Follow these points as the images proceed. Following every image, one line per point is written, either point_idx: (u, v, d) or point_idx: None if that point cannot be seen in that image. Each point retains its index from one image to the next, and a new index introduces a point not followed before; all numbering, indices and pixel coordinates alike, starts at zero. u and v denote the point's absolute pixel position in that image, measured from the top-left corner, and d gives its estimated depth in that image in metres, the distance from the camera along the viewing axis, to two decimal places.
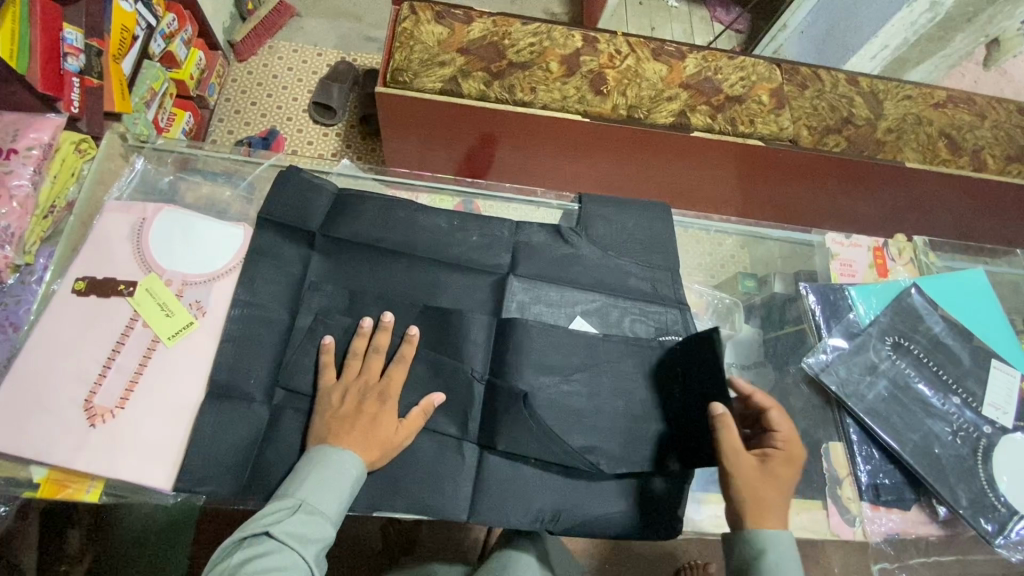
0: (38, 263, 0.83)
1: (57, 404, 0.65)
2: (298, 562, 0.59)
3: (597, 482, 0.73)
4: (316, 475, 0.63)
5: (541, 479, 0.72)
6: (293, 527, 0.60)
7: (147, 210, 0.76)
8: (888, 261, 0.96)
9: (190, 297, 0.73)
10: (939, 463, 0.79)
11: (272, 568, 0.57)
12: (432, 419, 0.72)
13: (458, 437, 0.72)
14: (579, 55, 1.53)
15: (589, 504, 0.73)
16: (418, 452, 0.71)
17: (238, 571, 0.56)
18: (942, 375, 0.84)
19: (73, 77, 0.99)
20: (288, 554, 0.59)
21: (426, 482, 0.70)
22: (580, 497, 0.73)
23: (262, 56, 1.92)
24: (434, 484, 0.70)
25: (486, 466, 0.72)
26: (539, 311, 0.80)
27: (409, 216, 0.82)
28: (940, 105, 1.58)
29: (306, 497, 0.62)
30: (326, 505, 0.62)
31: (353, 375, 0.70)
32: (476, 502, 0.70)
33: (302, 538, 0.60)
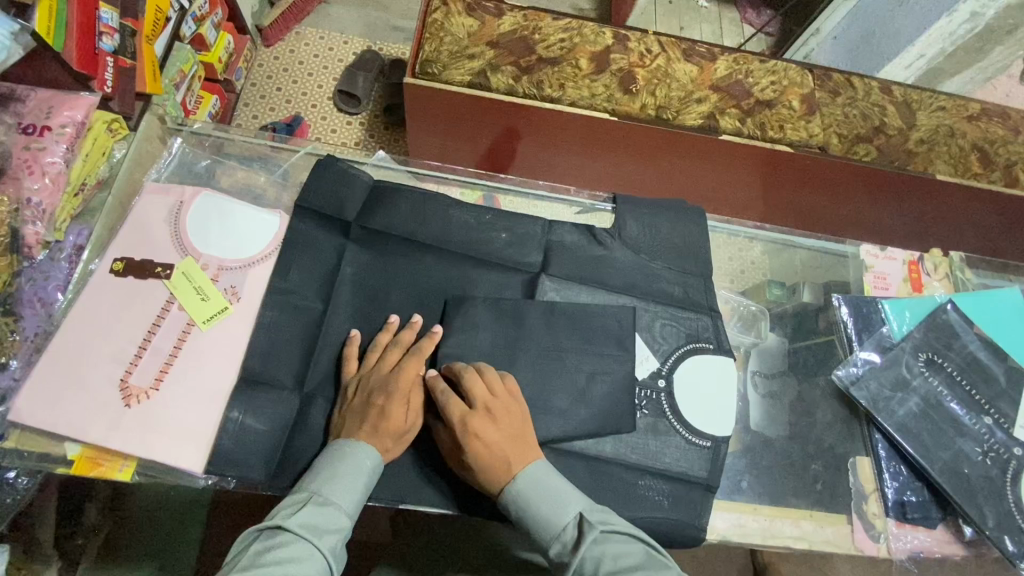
0: (68, 239, 0.84)
1: (93, 383, 0.66)
2: (315, 554, 0.57)
3: (622, 485, 0.73)
4: (329, 468, 0.64)
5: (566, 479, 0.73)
6: (307, 518, 0.60)
7: (186, 193, 0.76)
8: (923, 275, 0.94)
9: (225, 282, 0.73)
10: (968, 483, 0.77)
11: (289, 558, 0.56)
12: None
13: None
14: (609, 53, 1.51)
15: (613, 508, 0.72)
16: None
17: (253, 559, 0.55)
18: (975, 395, 0.82)
19: (107, 56, 1.00)
20: (305, 544, 0.58)
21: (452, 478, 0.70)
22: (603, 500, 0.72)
23: (288, 42, 1.92)
24: (460, 479, 0.71)
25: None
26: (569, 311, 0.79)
27: (442, 209, 0.81)
28: (974, 117, 1.56)
29: (319, 489, 0.62)
30: (340, 496, 0.62)
31: (370, 366, 0.70)
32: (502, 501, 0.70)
33: (318, 529, 0.60)
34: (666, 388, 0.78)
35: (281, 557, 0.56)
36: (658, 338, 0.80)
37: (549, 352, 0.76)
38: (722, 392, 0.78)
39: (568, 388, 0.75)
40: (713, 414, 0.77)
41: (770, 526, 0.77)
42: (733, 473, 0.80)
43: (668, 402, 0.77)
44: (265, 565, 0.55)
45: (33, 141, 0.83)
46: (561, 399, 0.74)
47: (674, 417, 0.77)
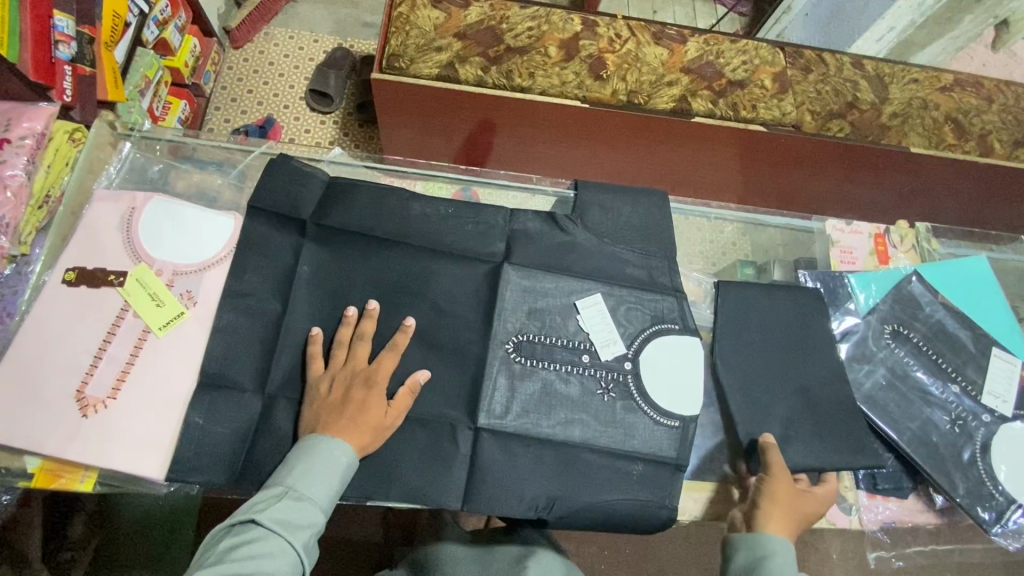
0: (33, 253, 0.83)
1: (50, 395, 0.65)
2: (287, 549, 0.58)
3: (589, 470, 0.73)
4: (306, 463, 0.63)
5: (535, 468, 0.72)
6: (282, 513, 0.60)
7: (137, 199, 0.75)
8: (890, 248, 0.94)
9: (180, 286, 0.72)
10: (936, 451, 0.77)
11: (259, 554, 0.56)
12: (425, 409, 0.73)
13: (453, 425, 0.72)
14: (578, 39, 1.50)
15: (584, 490, 0.72)
16: (412, 440, 0.71)
17: (222, 558, 0.55)
18: (942, 363, 0.82)
19: (65, 65, 0.99)
20: (278, 537, 0.58)
21: (417, 473, 0.70)
22: (574, 485, 0.72)
23: (257, 42, 1.90)
24: (426, 474, 0.70)
25: (477, 457, 0.72)
26: (534, 301, 0.79)
27: (401, 204, 0.81)
28: (947, 88, 1.56)
29: (294, 484, 0.62)
30: (315, 491, 0.62)
31: (340, 363, 0.70)
32: (470, 492, 0.71)
33: (291, 524, 0.60)
34: (632, 370, 0.78)
35: (254, 550, 0.56)
36: (623, 320, 0.79)
37: (512, 338, 0.77)
38: (687, 372, 0.78)
39: (531, 376, 0.75)
40: (682, 395, 0.77)
41: None
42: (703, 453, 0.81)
43: (637, 386, 0.77)
44: (235, 561, 0.55)
45: None
46: (524, 387, 0.75)
47: (641, 398, 0.76)
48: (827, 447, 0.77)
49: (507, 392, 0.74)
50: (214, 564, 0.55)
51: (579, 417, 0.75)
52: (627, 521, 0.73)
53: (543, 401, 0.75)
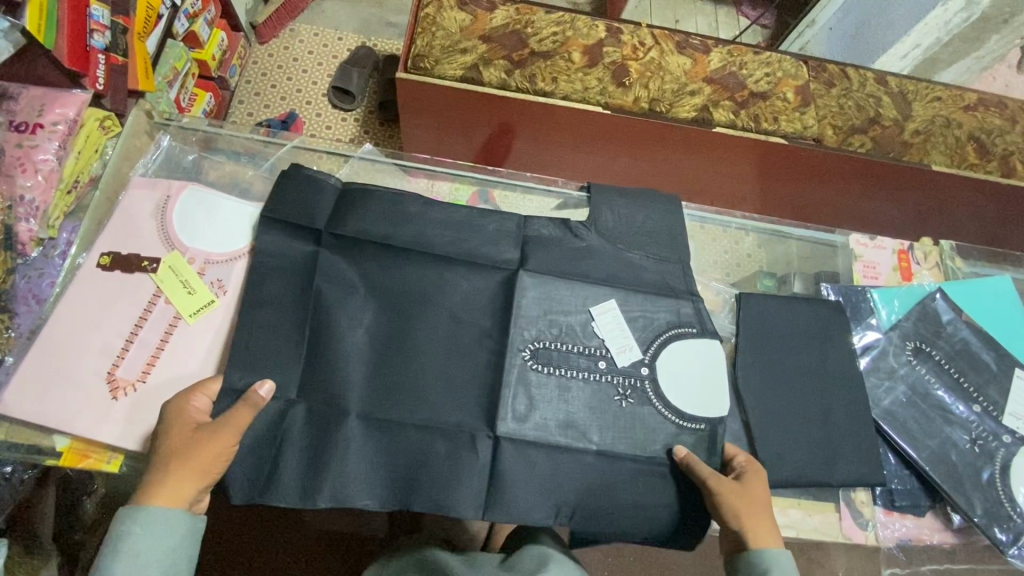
0: (60, 237, 0.85)
1: (81, 376, 0.66)
2: None
3: (612, 484, 0.73)
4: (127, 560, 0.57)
5: (558, 475, 0.73)
6: None
7: (172, 187, 0.77)
8: (913, 265, 0.94)
9: (212, 275, 0.73)
10: (956, 471, 0.76)
11: None
12: (443, 406, 0.73)
13: (470, 424, 0.73)
14: (602, 46, 1.51)
15: (607, 499, 0.73)
16: (429, 438, 0.71)
17: None
18: (963, 382, 0.81)
19: (99, 53, 1.01)
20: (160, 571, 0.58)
21: (433, 474, 0.70)
22: (596, 496, 0.72)
23: (282, 38, 1.92)
24: (443, 477, 0.70)
25: (499, 470, 0.72)
26: (552, 305, 0.79)
27: (425, 204, 0.82)
28: (970, 107, 1.55)
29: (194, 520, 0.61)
30: None
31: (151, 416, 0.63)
32: (493, 502, 0.70)
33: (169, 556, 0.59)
34: (649, 376, 0.78)
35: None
36: (641, 327, 0.80)
37: (529, 347, 0.77)
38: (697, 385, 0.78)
39: (551, 384, 0.76)
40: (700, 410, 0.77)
41: None
42: None
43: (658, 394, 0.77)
44: None
45: (24, 139, 0.84)
46: (542, 393, 0.75)
47: (658, 400, 0.77)
48: (843, 461, 0.77)
49: (525, 393, 0.75)
50: None
51: (598, 428, 0.75)
52: (651, 536, 0.74)
53: (562, 409, 0.75)
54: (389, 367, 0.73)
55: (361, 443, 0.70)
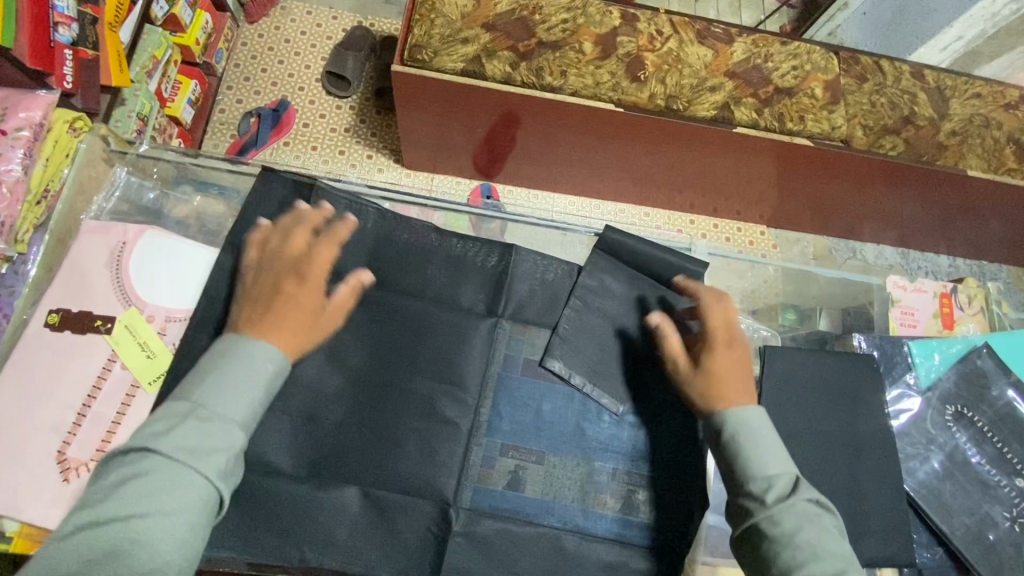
0: (31, 252, 0.78)
1: (25, 455, 0.59)
2: (194, 478, 0.50)
3: (595, 561, 0.67)
4: (216, 377, 0.56)
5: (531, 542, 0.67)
6: (181, 437, 0.51)
7: (128, 233, 0.69)
8: (956, 310, 0.88)
9: (172, 336, 0.66)
10: (994, 552, 0.69)
11: (154, 489, 0.48)
12: (421, 473, 0.67)
13: (438, 486, 0.67)
14: (616, 35, 1.38)
15: (564, 568, 0.67)
16: (386, 506, 0.65)
17: (115, 489, 0.48)
18: (1007, 453, 0.74)
19: (67, 49, 0.92)
20: (151, 514, 0.47)
21: (376, 542, 0.64)
22: (561, 566, 0.67)
23: (273, 18, 1.79)
24: (388, 546, 0.64)
25: (448, 557, 0.65)
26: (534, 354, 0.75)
27: (415, 238, 0.76)
28: (1012, 105, 1.43)
29: (203, 401, 0.54)
30: (223, 406, 0.54)
31: None
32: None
33: (195, 448, 0.51)
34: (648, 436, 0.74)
35: (75, 527, 0.47)
36: (601, 372, 0.75)
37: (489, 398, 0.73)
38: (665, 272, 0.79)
39: (532, 455, 0.71)
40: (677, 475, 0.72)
41: None
42: None
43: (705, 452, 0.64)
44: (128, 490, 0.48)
45: None
46: (516, 461, 0.71)
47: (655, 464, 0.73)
48: (871, 540, 0.70)
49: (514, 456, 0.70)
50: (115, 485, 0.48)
51: (560, 493, 0.70)
52: None
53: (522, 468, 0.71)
54: (355, 411, 0.68)
55: (306, 501, 0.64)
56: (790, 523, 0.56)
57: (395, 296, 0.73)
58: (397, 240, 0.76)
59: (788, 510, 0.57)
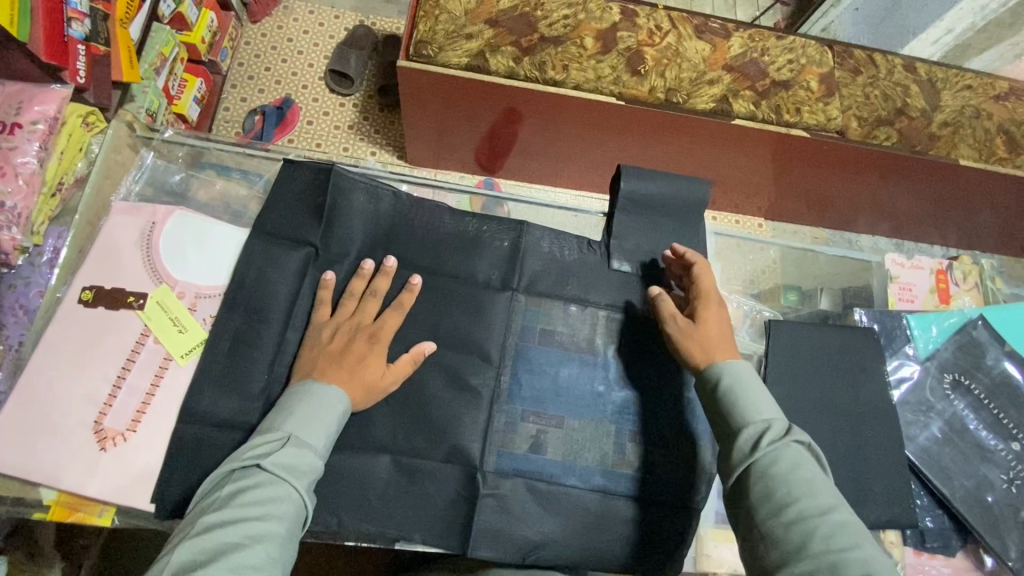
0: (46, 243, 0.82)
1: (65, 424, 0.62)
2: (291, 494, 0.56)
3: (614, 522, 0.71)
4: (303, 408, 0.62)
5: (548, 506, 0.70)
6: (282, 458, 0.58)
7: (158, 213, 0.72)
8: (951, 286, 0.91)
9: (203, 311, 0.69)
10: (991, 512, 0.73)
11: (261, 500, 0.55)
12: (441, 442, 0.70)
13: (459, 455, 0.70)
14: (616, 30, 1.42)
15: (581, 529, 0.70)
16: (412, 472, 0.69)
17: (228, 503, 0.55)
18: (1004, 419, 0.77)
19: (78, 44, 0.94)
20: (264, 523, 0.53)
21: (404, 504, 0.68)
22: (579, 528, 0.70)
23: (276, 17, 1.82)
24: (416, 508, 0.68)
25: (473, 521, 0.68)
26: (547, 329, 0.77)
27: (431, 220, 0.78)
28: (1002, 96, 1.46)
29: (296, 429, 0.60)
30: (315, 435, 0.61)
31: None
32: (471, 540, 0.68)
33: (296, 469, 0.58)
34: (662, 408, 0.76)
35: (205, 528, 0.53)
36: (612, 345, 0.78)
37: (506, 372, 0.75)
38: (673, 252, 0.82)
39: (552, 420, 0.74)
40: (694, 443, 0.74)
41: None
42: None
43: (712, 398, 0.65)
44: (239, 507, 0.54)
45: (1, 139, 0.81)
46: (538, 426, 0.73)
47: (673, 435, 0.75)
48: (874, 503, 0.72)
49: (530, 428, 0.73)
50: (226, 505, 0.54)
51: (579, 459, 0.73)
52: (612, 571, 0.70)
53: (540, 436, 0.73)
54: None
55: (337, 468, 0.67)
56: (777, 464, 0.57)
57: (414, 273, 0.75)
58: (416, 221, 0.77)
59: (775, 450, 0.59)
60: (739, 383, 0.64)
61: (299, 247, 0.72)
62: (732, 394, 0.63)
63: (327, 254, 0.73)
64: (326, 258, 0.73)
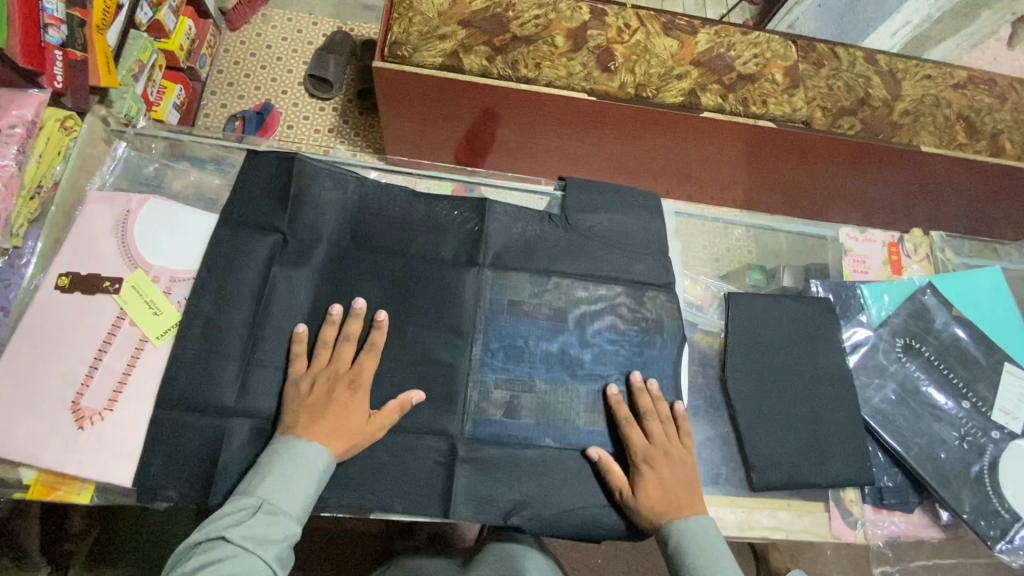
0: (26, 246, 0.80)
1: (44, 405, 0.65)
2: (258, 567, 0.59)
3: (584, 488, 0.73)
4: (275, 473, 0.63)
5: (520, 475, 0.72)
6: (251, 530, 0.60)
7: (132, 202, 0.75)
8: (903, 257, 0.94)
9: (179, 294, 0.72)
10: (943, 467, 0.76)
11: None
12: (415, 415, 0.72)
13: (433, 429, 0.72)
14: (586, 29, 1.46)
15: (553, 495, 0.72)
16: (388, 444, 0.71)
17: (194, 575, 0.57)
18: (953, 378, 0.81)
19: (55, 50, 0.95)
20: None
21: (380, 475, 0.70)
22: (551, 494, 0.72)
23: (254, 25, 1.85)
24: (392, 478, 0.70)
25: (447, 491, 0.71)
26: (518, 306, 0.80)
27: (402, 206, 0.81)
28: (960, 85, 1.52)
29: (269, 496, 0.63)
30: (287, 504, 0.63)
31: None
32: (452, 503, 0.70)
33: (263, 539, 0.61)
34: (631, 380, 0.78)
35: None
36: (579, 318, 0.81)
37: (479, 348, 0.77)
38: (636, 232, 0.85)
39: (524, 384, 0.76)
40: None
41: (748, 518, 0.76)
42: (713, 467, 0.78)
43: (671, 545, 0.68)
44: None
45: None
46: (510, 392, 0.76)
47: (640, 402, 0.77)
48: (833, 463, 0.76)
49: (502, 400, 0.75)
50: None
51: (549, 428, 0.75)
52: (584, 535, 0.73)
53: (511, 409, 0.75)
54: None
55: None
56: None
57: (386, 255, 0.78)
58: (382, 205, 0.80)
59: None
60: (701, 543, 0.68)
61: (269, 234, 0.75)
62: (696, 550, 0.67)
63: (296, 239, 0.76)
64: (298, 239, 0.75)
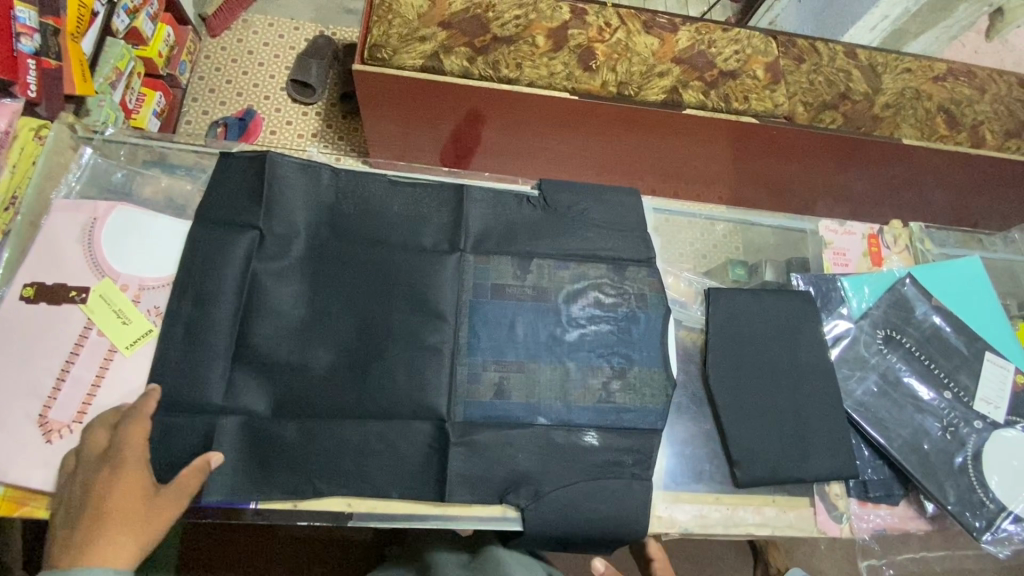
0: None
1: (10, 419, 0.64)
2: None
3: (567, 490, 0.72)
4: None
5: (501, 478, 0.72)
6: None
7: (99, 209, 0.73)
8: (882, 249, 0.94)
9: (147, 302, 0.71)
10: (926, 458, 0.76)
11: None
12: (394, 419, 0.71)
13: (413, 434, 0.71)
14: (567, 28, 1.45)
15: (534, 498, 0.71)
16: (366, 450, 0.70)
17: None
18: (934, 368, 0.81)
19: (28, 59, 0.94)
20: None
21: (358, 481, 0.69)
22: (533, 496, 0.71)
23: (235, 31, 1.83)
24: (371, 483, 0.69)
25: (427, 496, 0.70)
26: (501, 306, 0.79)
27: (379, 206, 0.80)
28: (940, 78, 1.53)
29: None
30: None
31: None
32: (448, 486, 0.69)
33: None
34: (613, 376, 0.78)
35: None
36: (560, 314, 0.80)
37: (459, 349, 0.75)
38: (615, 229, 0.85)
39: (513, 365, 0.75)
40: (643, 409, 0.76)
41: (732, 515, 0.75)
42: (697, 464, 0.78)
43: None
44: None
45: None
46: (499, 373, 0.75)
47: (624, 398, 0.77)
48: (817, 457, 0.75)
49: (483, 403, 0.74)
50: None
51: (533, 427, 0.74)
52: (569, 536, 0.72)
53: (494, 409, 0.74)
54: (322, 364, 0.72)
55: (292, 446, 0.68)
56: None
57: (362, 254, 0.77)
58: (358, 205, 0.79)
59: None
60: None
61: (244, 230, 0.74)
62: None
63: (273, 234, 0.75)
64: (272, 239, 0.74)
